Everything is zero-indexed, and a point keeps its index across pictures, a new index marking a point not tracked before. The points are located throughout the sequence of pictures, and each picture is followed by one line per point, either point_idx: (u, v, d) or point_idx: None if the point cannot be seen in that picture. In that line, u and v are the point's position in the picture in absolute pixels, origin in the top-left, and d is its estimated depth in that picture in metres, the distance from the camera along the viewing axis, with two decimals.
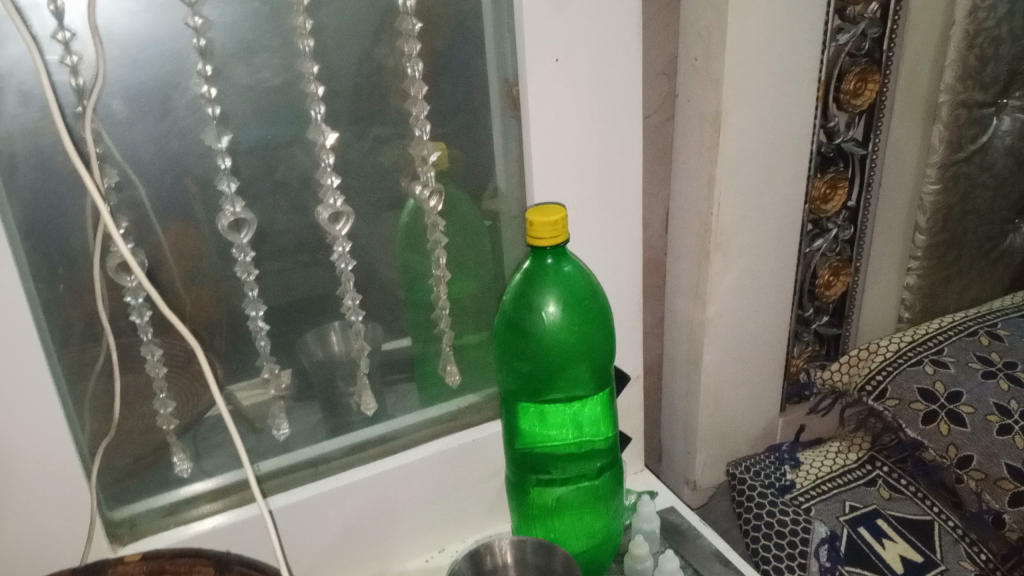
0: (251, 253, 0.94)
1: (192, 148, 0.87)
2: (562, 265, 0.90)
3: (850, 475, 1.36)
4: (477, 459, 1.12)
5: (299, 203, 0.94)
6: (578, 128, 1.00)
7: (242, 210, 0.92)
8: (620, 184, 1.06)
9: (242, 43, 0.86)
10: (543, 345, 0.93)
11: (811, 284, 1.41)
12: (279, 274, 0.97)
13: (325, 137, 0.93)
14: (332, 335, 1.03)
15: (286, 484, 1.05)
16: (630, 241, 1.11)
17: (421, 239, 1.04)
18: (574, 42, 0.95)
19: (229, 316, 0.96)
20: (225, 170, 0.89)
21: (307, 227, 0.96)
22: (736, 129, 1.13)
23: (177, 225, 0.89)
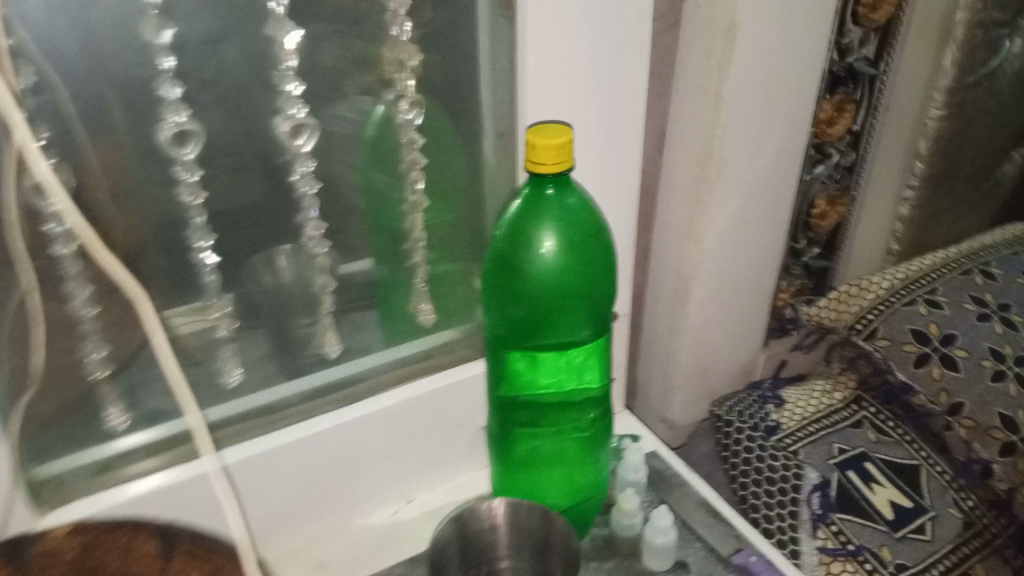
0: (198, 172, 0.80)
1: (127, 44, 0.71)
2: (562, 198, 0.77)
3: (835, 416, 1.29)
4: (450, 403, 1.02)
5: (255, 112, 0.80)
6: (584, 33, 0.86)
7: (188, 120, 0.77)
8: (621, 101, 0.93)
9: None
10: (538, 290, 0.80)
11: (806, 216, 1.31)
12: (230, 195, 0.83)
13: (288, 34, 0.78)
14: (290, 269, 0.90)
15: (236, 436, 0.93)
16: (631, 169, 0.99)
17: (393, 156, 0.91)
18: None
19: (172, 247, 0.82)
20: (168, 71, 0.74)
21: (262, 141, 0.82)
22: (753, 42, 1.00)
23: (109, 138, 0.74)
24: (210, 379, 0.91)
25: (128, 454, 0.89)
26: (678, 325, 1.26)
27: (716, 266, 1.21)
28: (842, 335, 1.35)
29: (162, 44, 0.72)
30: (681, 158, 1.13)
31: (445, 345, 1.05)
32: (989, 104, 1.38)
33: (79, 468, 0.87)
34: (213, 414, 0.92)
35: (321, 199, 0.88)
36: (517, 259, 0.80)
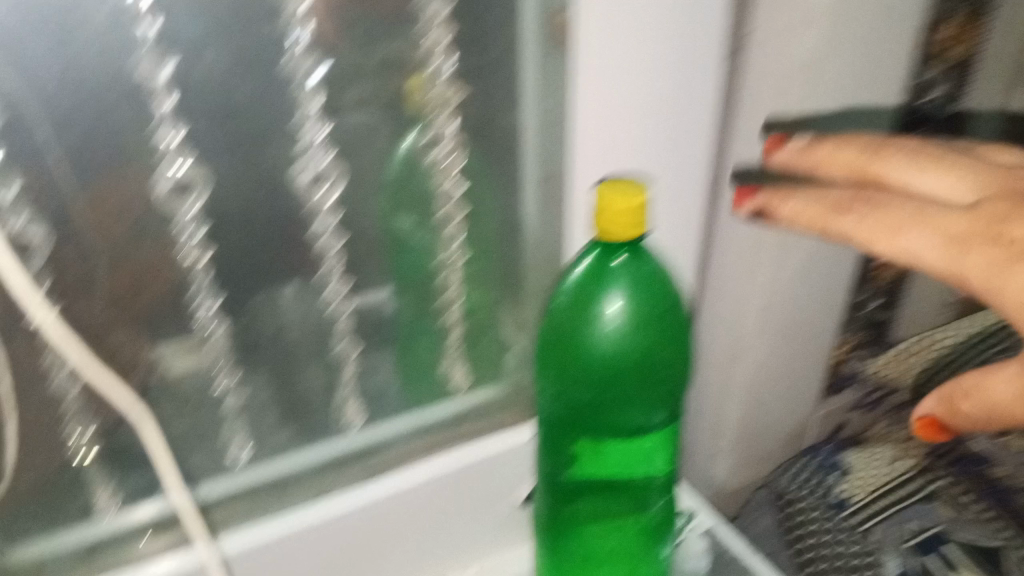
0: (204, 228, 0.67)
1: (117, 80, 0.59)
2: (634, 261, 0.67)
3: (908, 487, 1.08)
4: (488, 477, 0.88)
5: (268, 158, 0.67)
6: (640, 73, 0.76)
7: (192, 168, 0.64)
8: (681, 133, 0.83)
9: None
10: (600, 364, 0.70)
11: (868, 266, 1.16)
12: (238, 252, 0.70)
13: (310, 71, 0.65)
14: (305, 336, 0.77)
15: (238, 517, 0.80)
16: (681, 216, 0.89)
17: (427, 204, 0.77)
18: None
19: (172, 313, 0.69)
20: (166, 111, 0.61)
21: (277, 192, 0.69)
22: (838, 82, 0.84)
23: (96, 190, 0.61)
24: (213, 457, 0.78)
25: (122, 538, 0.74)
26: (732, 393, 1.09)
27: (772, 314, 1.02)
28: (909, 393, 1.18)
29: (158, 80, 0.60)
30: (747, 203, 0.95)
31: (481, 409, 0.91)
32: None
33: (66, 557, 0.72)
34: (210, 492, 0.78)
35: (343, 254, 0.75)
36: (578, 330, 0.70)
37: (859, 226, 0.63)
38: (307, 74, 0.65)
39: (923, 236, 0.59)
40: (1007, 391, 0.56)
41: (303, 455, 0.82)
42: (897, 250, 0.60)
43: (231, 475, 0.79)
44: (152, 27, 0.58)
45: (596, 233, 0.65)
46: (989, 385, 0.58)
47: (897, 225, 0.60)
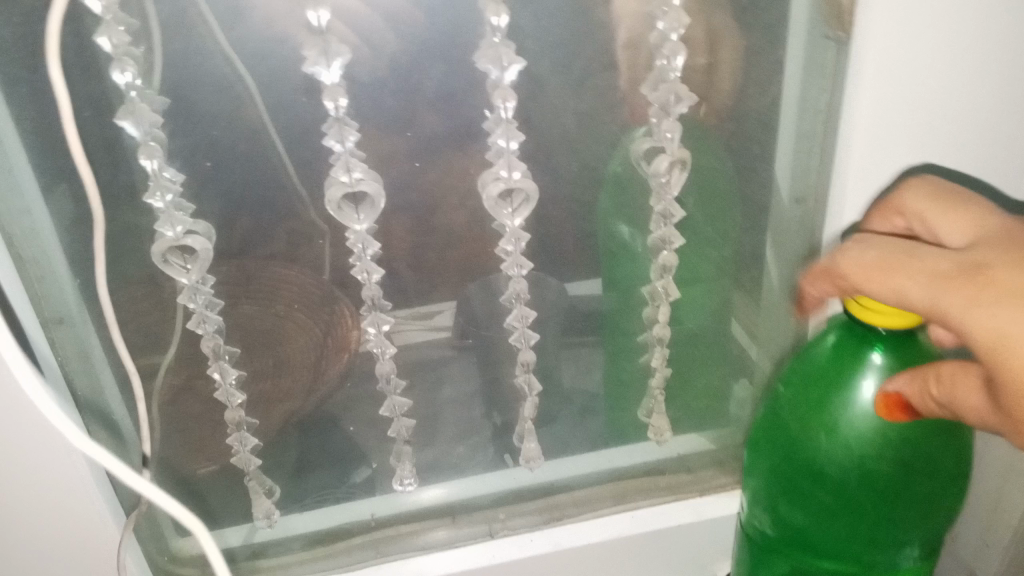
0: (371, 247, 0.58)
1: (286, 79, 0.53)
2: (899, 359, 0.51)
3: None
4: (685, 542, 0.73)
5: (450, 165, 0.59)
6: (935, 89, 0.57)
7: (362, 179, 0.55)
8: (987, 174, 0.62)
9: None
10: (834, 478, 0.55)
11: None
12: (413, 261, 0.64)
13: (506, 68, 0.53)
14: (484, 349, 0.71)
15: (399, 540, 0.72)
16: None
17: (634, 219, 0.66)
18: None
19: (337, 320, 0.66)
20: (340, 117, 0.53)
21: (460, 202, 0.61)
22: None
23: (262, 187, 0.58)
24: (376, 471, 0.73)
25: (270, 545, 0.71)
26: None
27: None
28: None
29: (332, 80, 0.51)
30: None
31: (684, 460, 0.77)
32: None
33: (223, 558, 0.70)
34: (293, 525, 0.72)
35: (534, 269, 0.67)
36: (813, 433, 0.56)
37: (852, 262, 0.46)
38: (503, 70, 0.53)
39: (917, 275, 0.42)
40: (969, 404, 0.41)
41: (475, 480, 0.74)
42: (891, 290, 0.44)
43: (315, 509, 0.73)
44: (325, 15, 0.49)
45: (854, 314, 0.50)
46: (957, 384, 0.41)
47: (893, 272, 0.43)
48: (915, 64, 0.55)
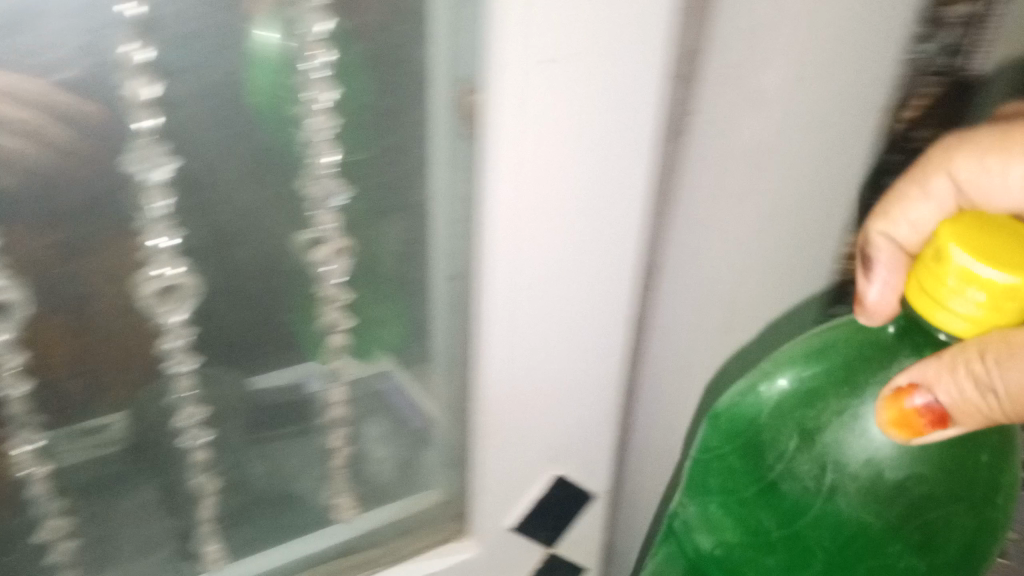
0: (191, 334, 0.64)
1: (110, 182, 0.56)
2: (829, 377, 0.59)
3: None
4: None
5: (257, 251, 0.64)
6: (527, 201, 0.67)
7: (180, 272, 0.62)
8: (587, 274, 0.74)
9: (195, 22, 0.53)
10: (811, 546, 0.60)
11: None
12: (239, 343, 0.67)
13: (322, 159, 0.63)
14: (298, 421, 0.74)
15: None
16: (586, 338, 0.78)
17: (425, 285, 0.73)
18: (575, 41, 0.61)
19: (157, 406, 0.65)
20: (159, 216, 0.59)
21: (272, 284, 0.66)
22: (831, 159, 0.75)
23: (87, 281, 0.59)
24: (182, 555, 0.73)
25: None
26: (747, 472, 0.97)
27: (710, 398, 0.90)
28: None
29: (150, 185, 0.57)
30: (689, 288, 0.85)
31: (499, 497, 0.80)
32: None
33: None
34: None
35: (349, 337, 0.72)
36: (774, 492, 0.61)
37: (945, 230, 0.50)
38: (318, 157, 0.62)
39: (1001, 203, 0.56)
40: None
41: (282, 553, 0.76)
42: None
43: None
44: (144, 126, 0.55)
45: (921, 297, 0.52)
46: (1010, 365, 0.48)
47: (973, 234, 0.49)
48: (586, 163, 0.68)
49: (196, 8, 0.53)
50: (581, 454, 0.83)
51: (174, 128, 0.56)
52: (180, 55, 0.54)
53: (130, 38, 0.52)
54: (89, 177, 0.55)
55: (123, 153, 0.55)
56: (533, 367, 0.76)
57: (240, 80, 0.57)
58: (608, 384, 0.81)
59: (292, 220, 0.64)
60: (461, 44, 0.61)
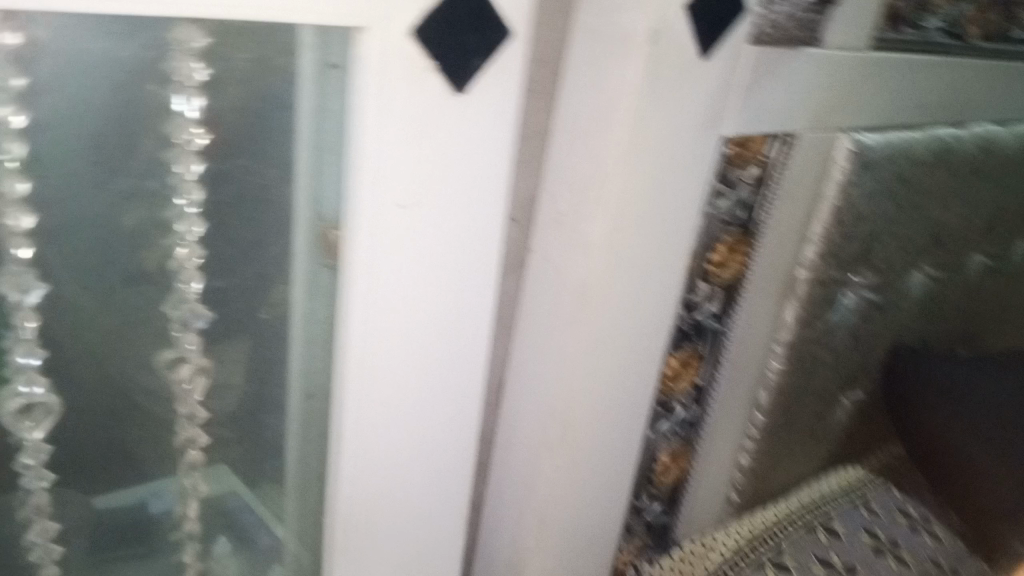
0: (48, 448, 0.66)
1: None
2: None
3: (749, 553, 1.09)
4: None
5: (121, 368, 0.67)
6: (385, 325, 0.75)
7: (42, 390, 0.63)
8: (434, 397, 0.81)
9: (80, 159, 0.59)
10: None
11: (648, 470, 1.09)
12: (96, 456, 0.69)
13: (191, 284, 0.68)
14: (151, 530, 0.76)
15: None
16: (435, 452, 0.84)
17: (278, 401, 0.78)
18: (422, 187, 0.71)
19: (10, 515, 0.66)
20: (28, 337, 0.61)
21: (135, 400, 0.69)
22: (627, 302, 0.88)
23: None
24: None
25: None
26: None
27: (552, 523, 0.95)
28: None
29: (24, 308, 0.60)
30: (530, 414, 0.93)
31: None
32: (847, 392, 1.26)
33: None
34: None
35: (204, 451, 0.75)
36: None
37: None
38: (188, 283, 0.68)
39: None
40: None
41: None
42: None
43: None
44: (25, 253, 0.59)
45: None
46: None
47: None
48: (435, 291, 0.77)
49: (80, 147, 0.59)
50: (423, 557, 0.89)
51: (51, 253, 0.61)
52: (63, 187, 0.60)
53: (20, 169, 0.57)
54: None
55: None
56: (384, 481, 0.81)
57: (118, 211, 0.62)
58: (453, 493, 0.88)
59: (161, 338, 0.68)
60: (321, 181, 0.70)
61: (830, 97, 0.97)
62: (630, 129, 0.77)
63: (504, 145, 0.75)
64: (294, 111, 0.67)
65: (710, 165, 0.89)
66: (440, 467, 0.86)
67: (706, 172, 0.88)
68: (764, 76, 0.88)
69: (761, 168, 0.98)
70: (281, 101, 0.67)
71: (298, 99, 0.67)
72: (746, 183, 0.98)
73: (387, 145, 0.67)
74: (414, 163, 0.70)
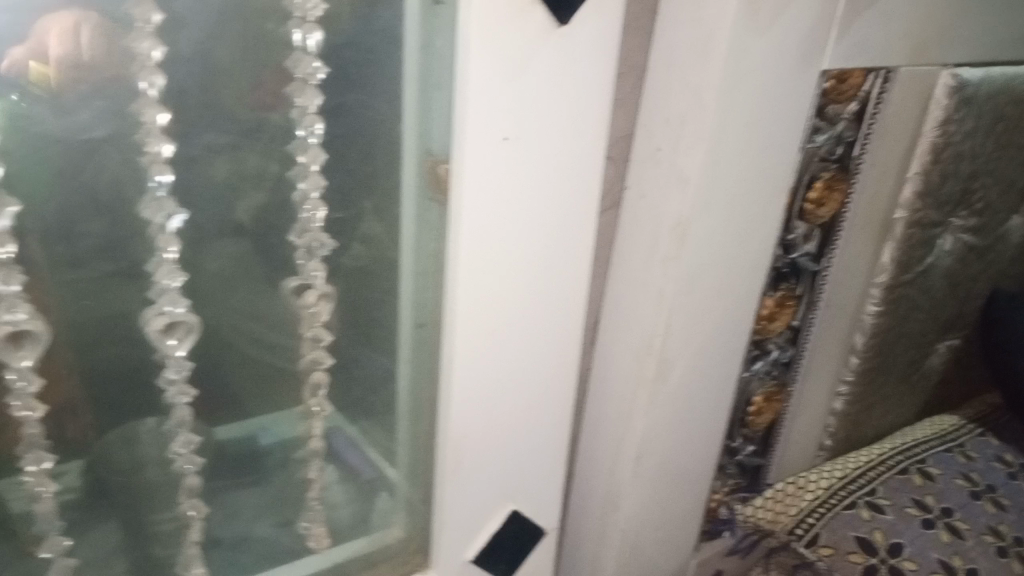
0: (189, 367, 0.70)
1: (128, 230, 0.63)
2: None
3: (844, 493, 1.10)
4: None
5: (251, 293, 0.72)
6: (490, 255, 0.77)
7: (184, 310, 0.68)
8: (535, 328, 0.84)
9: (212, 90, 0.63)
10: None
11: (742, 412, 1.09)
12: (230, 377, 0.74)
13: (312, 214, 0.72)
14: (277, 453, 0.80)
15: None
16: (535, 383, 0.86)
17: (391, 329, 0.81)
18: (525, 118, 0.73)
19: (155, 433, 0.70)
20: (169, 261, 0.66)
21: (264, 324, 0.73)
22: (725, 237, 0.88)
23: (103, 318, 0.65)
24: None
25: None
26: (681, 515, 1.06)
27: (649, 458, 0.96)
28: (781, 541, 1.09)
29: (167, 232, 0.65)
30: (626, 351, 0.94)
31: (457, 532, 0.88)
32: (946, 338, 1.24)
33: None
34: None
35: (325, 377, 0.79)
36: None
37: None
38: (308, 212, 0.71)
39: None
40: None
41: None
42: None
43: None
44: (162, 180, 0.63)
45: None
46: None
47: None
48: (537, 221, 0.79)
49: (213, 80, 0.63)
50: (530, 490, 0.91)
51: (187, 181, 0.64)
52: (198, 115, 0.63)
53: (158, 99, 0.61)
54: (109, 223, 0.62)
55: (144, 201, 0.63)
56: (490, 411, 0.84)
57: (246, 140, 0.66)
58: (552, 427, 0.90)
59: (285, 264, 0.72)
60: (429, 114, 0.73)
61: (930, 32, 0.96)
62: (727, 59, 0.77)
63: (603, 78, 0.77)
64: (403, 46, 0.70)
65: (809, 100, 0.88)
66: (541, 399, 0.88)
67: (807, 107, 0.89)
68: (863, 8, 0.87)
69: (861, 104, 0.96)
70: (390, 35, 0.69)
71: (406, 32, 0.70)
72: (845, 118, 0.95)
73: (494, 76, 0.70)
74: (518, 94, 0.72)
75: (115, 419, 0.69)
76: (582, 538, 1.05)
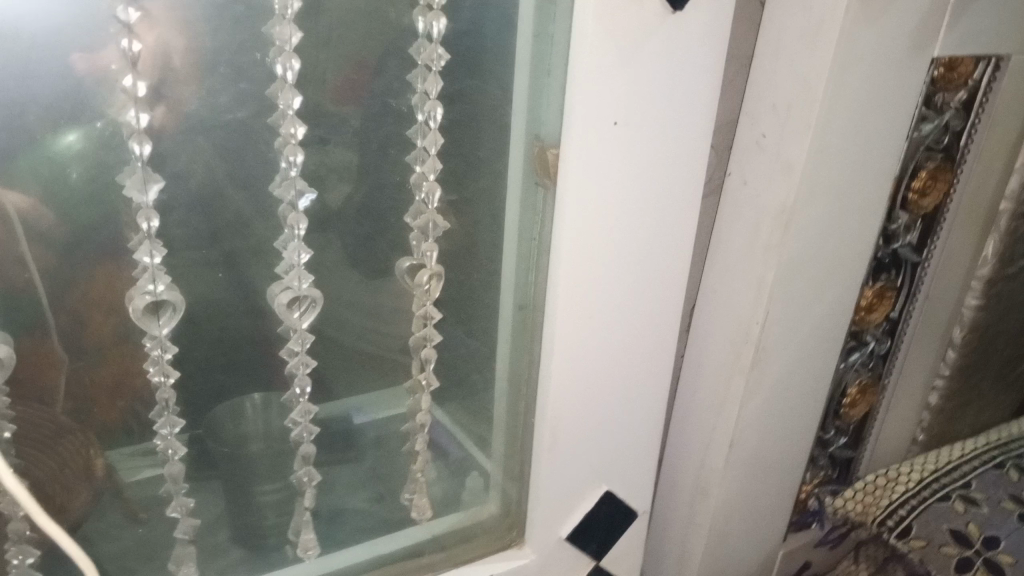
0: (310, 340, 0.73)
1: (260, 207, 0.66)
2: None
3: (938, 486, 1.08)
4: None
5: (366, 270, 0.74)
6: (597, 237, 0.78)
7: (307, 286, 0.71)
8: (635, 311, 0.85)
9: (341, 74, 0.65)
10: None
11: (837, 404, 1.08)
12: (344, 353, 0.76)
13: (427, 194, 0.74)
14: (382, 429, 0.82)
15: None
16: (632, 363, 0.87)
17: (494, 308, 0.83)
18: (636, 104, 0.74)
19: (269, 400, 0.74)
20: (298, 237, 0.68)
21: (376, 301, 0.76)
22: (828, 226, 0.88)
23: (232, 291, 0.68)
24: (275, 545, 0.79)
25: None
26: (769, 505, 1.05)
27: (741, 445, 0.96)
28: (872, 531, 1.08)
29: (296, 210, 0.67)
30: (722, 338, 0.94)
31: (550, 512, 0.89)
32: None
33: None
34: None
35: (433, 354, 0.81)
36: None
37: None
38: (423, 191, 0.73)
39: None
40: None
41: (359, 546, 0.83)
42: None
43: None
44: (293, 160, 0.66)
45: None
46: None
47: None
48: (642, 206, 0.80)
49: (341, 64, 0.65)
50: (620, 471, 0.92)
51: (314, 160, 0.67)
52: (327, 97, 0.66)
53: (292, 82, 0.63)
54: (245, 201, 0.65)
55: (275, 179, 0.66)
56: (588, 389, 0.85)
57: (370, 121, 0.69)
58: (645, 412, 0.91)
59: (399, 244, 0.75)
60: (541, 101, 0.74)
61: None
62: (838, 48, 0.77)
63: (713, 64, 0.77)
64: (519, 32, 0.72)
65: (919, 89, 0.87)
66: (636, 382, 0.89)
67: (917, 95, 0.87)
68: None
69: (970, 92, 0.94)
70: (508, 22, 0.71)
71: (522, 19, 0.71)
72: (953, 105, 0.94)
73: (607, 62, 0.71)
74: (629, 80, 0.72)
75: (237, 389, 0.72)
76: (673, 527, 1.05)
